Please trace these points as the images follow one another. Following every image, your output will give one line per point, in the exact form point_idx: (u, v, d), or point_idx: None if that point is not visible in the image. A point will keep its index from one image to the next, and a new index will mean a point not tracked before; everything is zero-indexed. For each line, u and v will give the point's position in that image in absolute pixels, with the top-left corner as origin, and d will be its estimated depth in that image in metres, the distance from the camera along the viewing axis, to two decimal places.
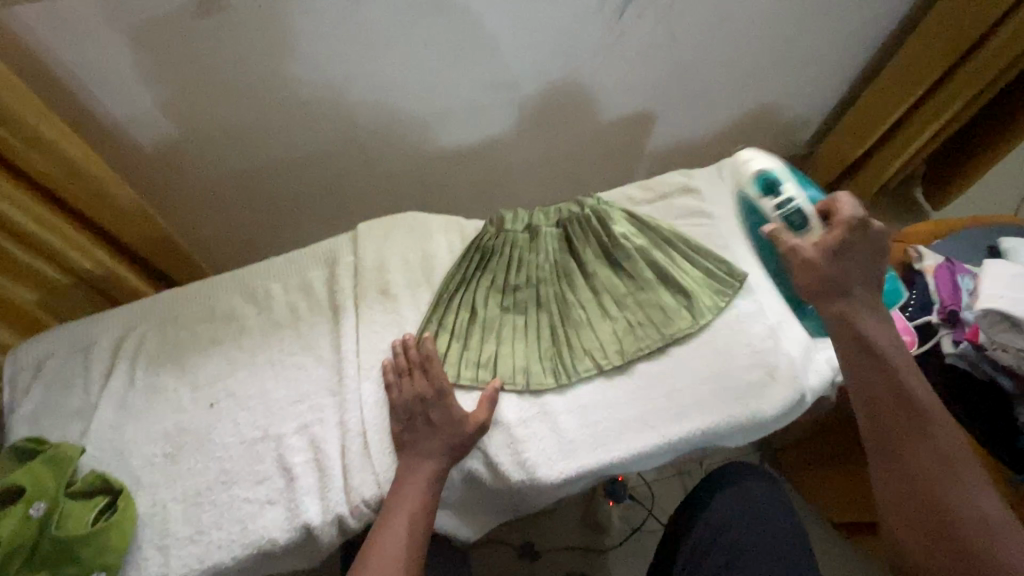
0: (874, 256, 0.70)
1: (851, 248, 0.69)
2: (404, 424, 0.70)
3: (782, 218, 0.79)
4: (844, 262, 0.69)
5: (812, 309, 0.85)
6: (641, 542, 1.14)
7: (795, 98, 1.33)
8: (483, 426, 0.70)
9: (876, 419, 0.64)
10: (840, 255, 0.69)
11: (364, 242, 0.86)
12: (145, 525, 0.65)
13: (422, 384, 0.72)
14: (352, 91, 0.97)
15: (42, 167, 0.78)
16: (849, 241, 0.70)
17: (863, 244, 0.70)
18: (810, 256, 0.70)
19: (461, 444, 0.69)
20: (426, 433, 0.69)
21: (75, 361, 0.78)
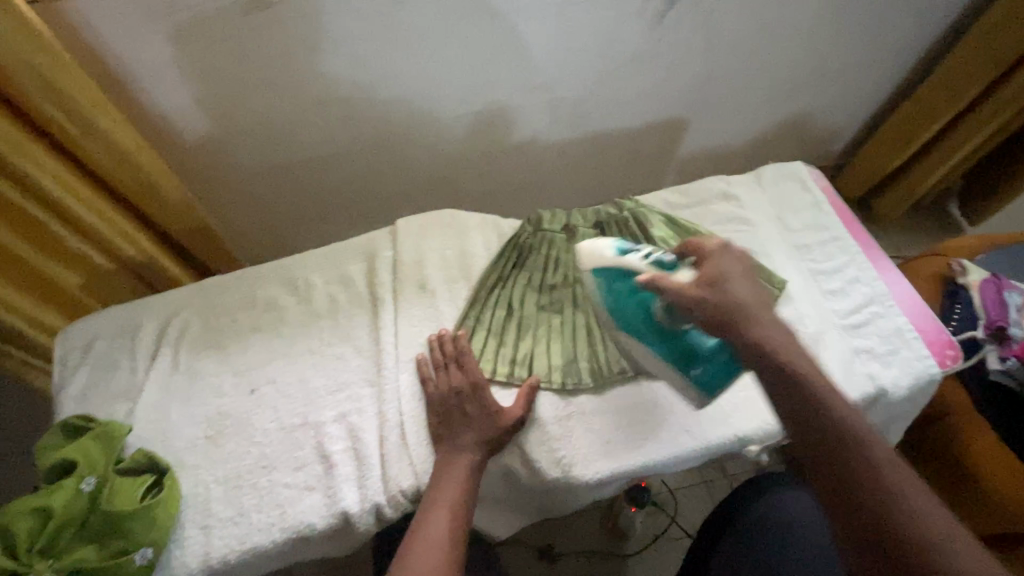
0: (750, 271, 0.64)
1: (723, 272, 0.63)
2: (441, 416, 0.71)
3: (655, 266, 0.68)
4: (727, 288, 0.61)
5: (710, 372, 0.68)
6: (662, 549, 1.13)
7: (831, 108, 1.32)
8: (519, 421, 0.71)
9: (816, 465, 0.50)
10: (718, 282, 0.62)
11: (403, 237, 0.87)
12: (188, 505, 0.67)
13: (458, 377, 0.73)
14: (394, 89, 0.99)
15: (95, 154, 0.78)
16: (721, 265, 0.63)
17: (735, 264, 0.64)
18: (695, 294, 0.61)
19: (498, 437, 0.70)
20: (462, 427, 0.69)
21: (121, 343, 0.80)
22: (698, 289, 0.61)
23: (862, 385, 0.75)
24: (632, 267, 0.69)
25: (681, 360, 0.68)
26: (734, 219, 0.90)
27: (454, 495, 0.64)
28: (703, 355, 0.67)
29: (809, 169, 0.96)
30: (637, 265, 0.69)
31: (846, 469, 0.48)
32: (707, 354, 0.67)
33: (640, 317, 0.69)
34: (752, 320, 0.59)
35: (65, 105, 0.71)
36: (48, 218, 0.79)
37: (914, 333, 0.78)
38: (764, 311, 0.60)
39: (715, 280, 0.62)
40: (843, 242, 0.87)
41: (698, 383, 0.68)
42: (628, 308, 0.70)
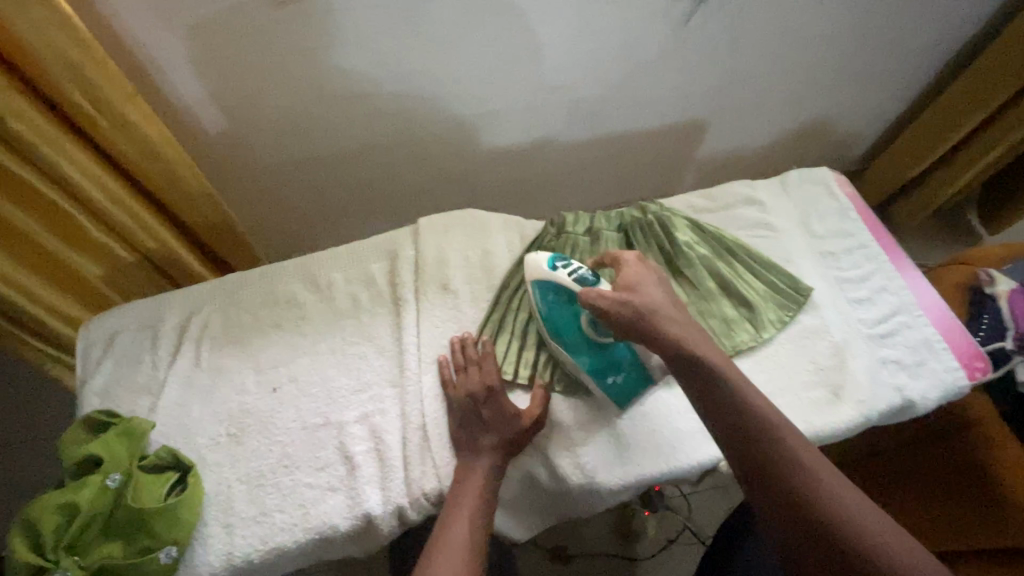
0: (663, 278, 0.69)
1: (638, 278, 0.67)
2: (462, 420, 0.70)
3: (582, 283, 0.70)
4: (643, 291, 0.65)
5: (627, 383, 0.73)
6: (675, 554, 1.12)
7: (852, 114, 1.31)
8: (538, 423, 0.71)
9: (749, 465, 0.54)
10: (635, 287, 0.66)
11: (425, 236, 0.86)
12: (210, 504, 0.67)
13: (475, 381, 0.72)
14: (414, 86, 0.97)
15: (123, 147, 0.78)
16: (638, 273, 0.67)
17: (648, 272, 0.68)
18: (617, 297, 0.64)
19: (516, 440, 0.69)
20: (480, 430, 0.69)
21: (143, 338, 0.80)
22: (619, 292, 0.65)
23: (888, 396, 0.74)
24: (561, 282, 0.72)
25: (599, 370, 0.72)
26: (759, 225, 0.89)
27: (475, 500, 0.63)
28: (622, 365, 0.73)
29: (835, 175, 0.95)
30: (566, 280, 0.71)
31: (774, 467, 0.53)
32: (623, 364, 0.73)
33: (569, 328, 0.73)
34: (664, 318, 0.63)
35: (97, 98, 0.71)
36: (73, 209, 0.79)
37: (942, 343, 0.78)
38: (675, 310, 0.65)
39: (633, 285, 0.66)
40: (869, 250, 0.86)
41: (611, 394, 0.73)
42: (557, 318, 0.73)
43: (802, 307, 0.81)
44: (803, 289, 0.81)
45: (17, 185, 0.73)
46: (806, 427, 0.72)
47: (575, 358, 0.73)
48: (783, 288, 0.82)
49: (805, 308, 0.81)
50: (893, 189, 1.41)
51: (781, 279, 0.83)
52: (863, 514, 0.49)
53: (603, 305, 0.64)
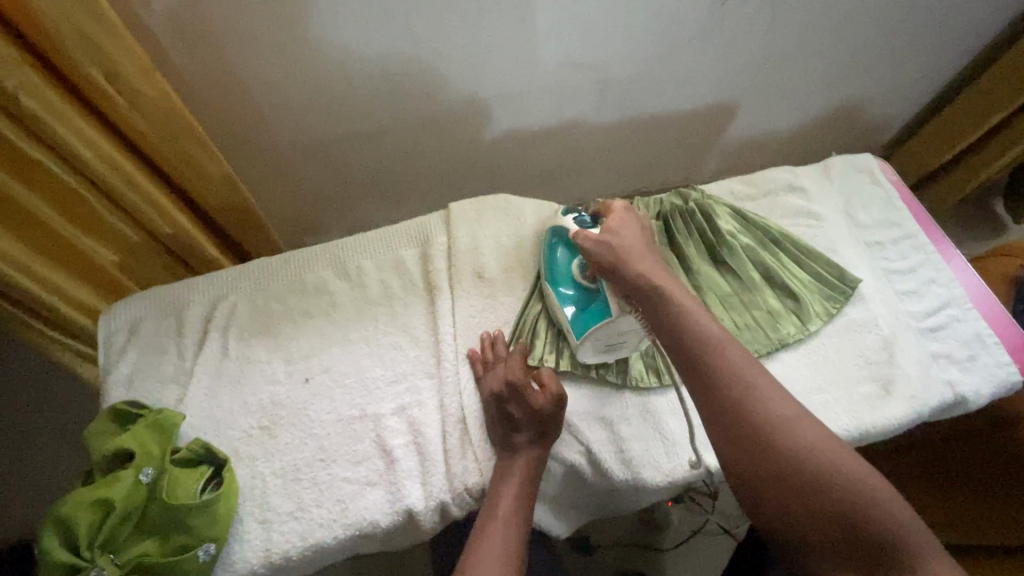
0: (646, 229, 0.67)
1: (622, 225, 0.66)
2: (495, 419, 0.67)
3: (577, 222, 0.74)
4: (622, 236, 0.64)
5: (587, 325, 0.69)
6: (700, 544, 1.12)
7: (885, 99, 1.25)
8: (560, 400, 0.66)
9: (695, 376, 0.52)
10: (616, 231, 0.65)
11: (457, 222, 0.82)
12: (246, 498, 0.64)
13: (498, 379, 0.68)
14: (435, 64, 0.92)
15: (138, 125, 0.73)
16: (621, 219, 0.67)
17: (633, 219, 0.68)
18: (594, 239, 0.64)
19: (545, 431, 0.65)
20: (512, 428, 0.65)
21: (167, 326, 0.77)
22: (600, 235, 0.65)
23: (938, 391, 0.72)
24: (564, 225, 0.75)
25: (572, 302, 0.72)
26: (803, 213, 0.87)
27: (511, 500, 0.60)
28: (593, 308, 0.70)
29: (879, 162, 0.92)
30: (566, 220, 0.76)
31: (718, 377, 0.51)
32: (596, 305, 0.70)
33: (558, 263, 0.75)
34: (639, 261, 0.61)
35: (110, 71, 0.66)
36: (85, 190, 0.74)
37: (993, 337, 0.76)
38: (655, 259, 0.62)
39: (613, 228, 0.65)
40: (916, 240, 0.83)
41: (574, 325, 0.70)
42: (551, 253, 0.76)
43: (849, 299, 0.78)
44: (850, 281, 0.79)
45: (26, 166, 0.68)
46: (856, 423, 0.70)
47: (556, 289, 0.73)
48: (829, 279, 0.79)
49: (851, 300, 0.78)
50: (922, 176, 1.34)
51: (827, 270, 0.80)
52: (848, 468, 0.45)
53: (585, 247, 0.65)
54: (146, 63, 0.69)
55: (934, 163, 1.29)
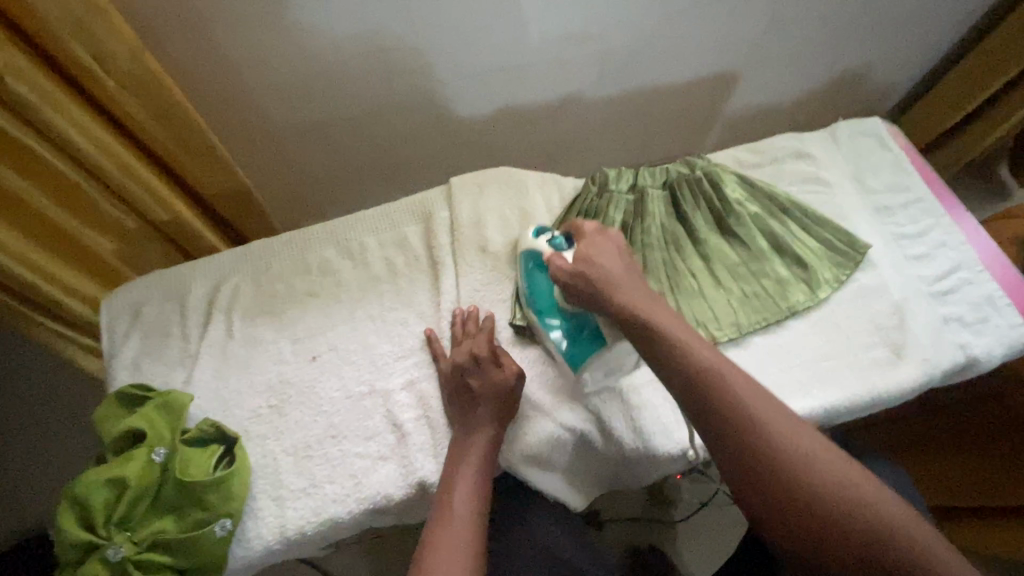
0: (622, 248, 0.65)
1: (596, 251, 0.63)
2: (455, 392, 0.67)
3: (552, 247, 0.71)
4: (598, 263, 0.62)
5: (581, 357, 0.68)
6: (710, 516, 1.12)
7: (890, 64, 1.22)
8: (522, 375, 0.67)
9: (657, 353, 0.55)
10: (591, 259, 0.62)
11: (460, 196, 0.81)
12: (258, 476, 0.64)
13: (463, 352, 0.68)
14: (429, 38, 0.89)
15: (131, 110, 0.72)
16: (593, 245, 0.64)
17: (608, 243, 0.65)
18: (571, 271, 0.62)
19: (507, 401, 0.66)
20: (472, 401, 0.65)
21: (170, 309, 0.76)
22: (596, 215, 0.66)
23: (949, 354, 0.72)
24: (540, 247, 0.72)
25: (561, 334, 0.69)
26: (811, 179, 0.86)
27: (473, 474, 0.60)
28: (583, 336, 0.69)
29: (887, 126, 0.90)
30: (540, 243, 0.72)
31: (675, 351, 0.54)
32: (587, 332, 0.69)
33: (540, 291, 0.71)
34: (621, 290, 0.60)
35: (100, 54, 0.65)
36: (80, 177, 0.74)
37: (1005, 299, 0.75)
38: (636, 282, 0.61)
39: (589, 257, 0.63)
40: (927, 204, 0.82)
41: (568, 359, 0.69)
42: (531, 281, 0.72)
43: (859, 265, 0.77)
44: (859, 246, 0.78)
45: (19, 153, 0.67)
46: (868, 388, 0.70)
47: (542, 322, 0.70)
48: (838, 246, 0.78)
49: (861, 266, 0.78)
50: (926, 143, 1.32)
51: (836, 236, 0.79)
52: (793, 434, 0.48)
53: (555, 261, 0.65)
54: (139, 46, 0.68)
55: (938, 130, 1.26)
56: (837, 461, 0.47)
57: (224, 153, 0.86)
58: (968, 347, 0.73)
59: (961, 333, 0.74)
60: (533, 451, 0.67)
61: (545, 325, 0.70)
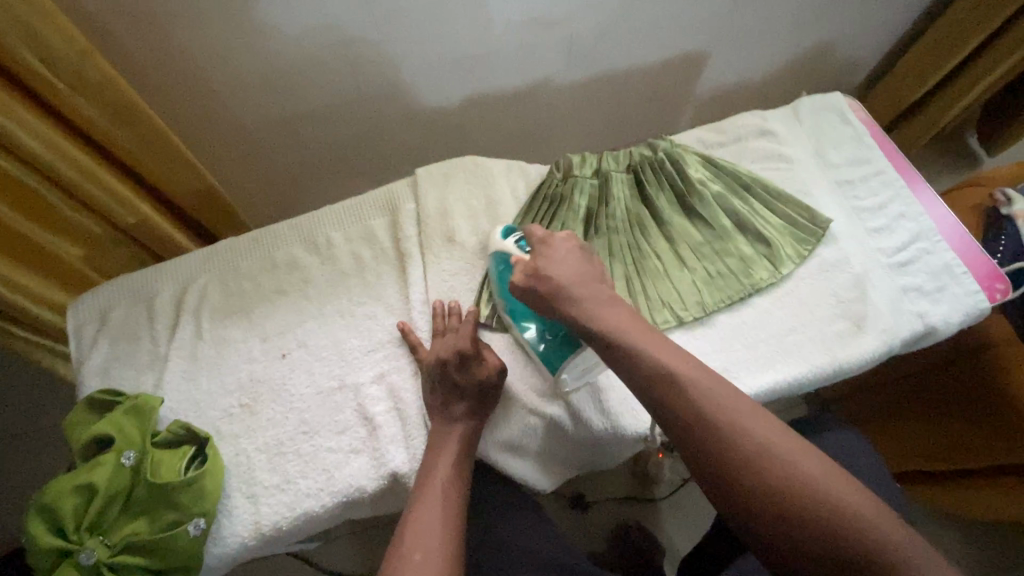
0: (573, 250, 0.65)
1: (545, 262, 0.63)
2: (437, 386, 0.67)
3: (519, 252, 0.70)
4: (548, 275, 0.62)
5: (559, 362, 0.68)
6: (690, 492, 1.15)
7: (858, 37, 1.22)
8: (503, 369, 0.67)
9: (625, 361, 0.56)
10: (541, 273, 0.62)
11: (425, 187, 0.81)
12: (231, 475, 0.65)
13: (446, 348, 0.68)
14: (393, 29, 0.88)
15: (89, 114, 0.71)
16: (542, 255, 0.64)
17: (556, 250, 0.64)
18: (524, 285, 0.63)
19: (489, 394, 0.67)
20: (455, 396, 0.66)
21: (138, 312, 0.76)
22: None
23: (907, 325, 0.73)
24: (508, 251, 0.71)
25: (537, 337, 0.70)
26: (774, 157, 0.86)
27: (446, 474, 0.62)
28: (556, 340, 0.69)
29: (848, 100, 0.91)
30: (509, 245, 0.71)
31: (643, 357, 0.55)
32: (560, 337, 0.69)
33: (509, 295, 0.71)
34: (572, 299, 0.60)
35: (49, 57, 0.64)
36: (38, 183, 0.72)
37: (963, 267, 0.76)
38: (585, 288, 0.61)
39: (539, 270, 0.63)
40: (887, 176, 0.83)
41: (546, 362, 0.69)
42: (502, 283, 0.72)
43: (821, 240, 0.78)
44: (821, 221, 0.79)
45: None
46: (829, 360, 0.71)
47: (517, 325, 0.71)
48: (800, 221, 0.79)
49: (823, 240, 0.79)
50: (894, 116, 1.33)
51: (797, 212, 0.80)
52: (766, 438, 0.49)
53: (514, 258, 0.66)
54: (89, 48, 0.67)
55: (905, 102, 1.27)
56: (740, 401, 0.51)
57: (185, 152, 0.85)
58: (927, 316, 0.74)
59: (920, 304, 0.75)
60: (506, 438, 0.69)
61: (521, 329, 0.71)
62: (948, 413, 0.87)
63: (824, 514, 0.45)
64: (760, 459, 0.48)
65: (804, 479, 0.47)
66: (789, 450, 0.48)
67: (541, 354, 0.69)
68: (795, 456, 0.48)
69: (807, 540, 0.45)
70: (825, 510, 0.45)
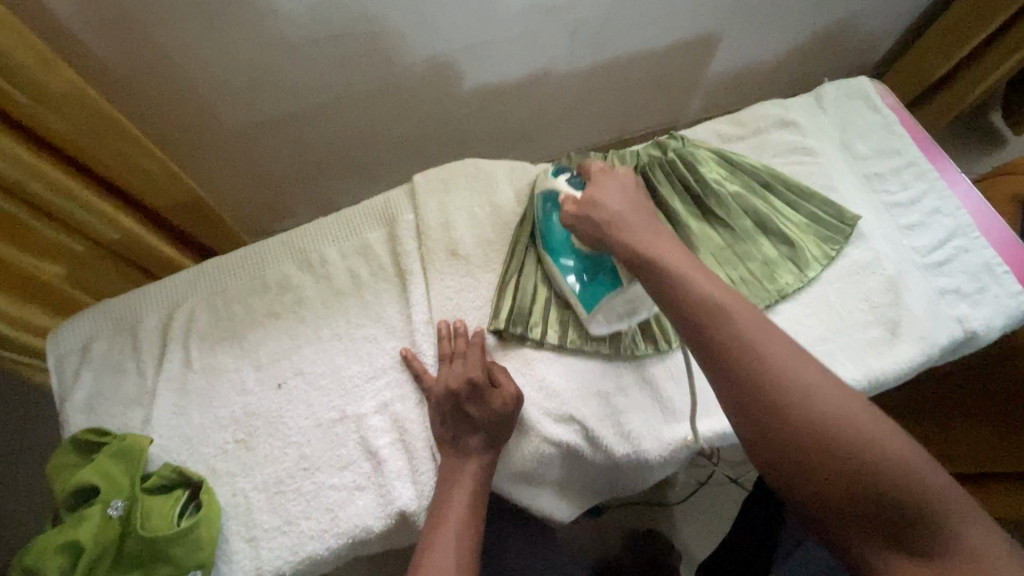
0: (629, 187, 0.63)
1: (601, 193, 0.61)
2: (447, 414, 0.63)
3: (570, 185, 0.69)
4: (603, 205, 0.60)
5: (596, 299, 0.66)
6: (708, 496, 1.10)
7: (878, 12, 1.15)
8: (518, 399, 0.62)
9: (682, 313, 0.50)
10: (595, 201, 0.61)
11: (424, 195, 0.76)
12: (229, 518, 0.61)
13: (456, 375, 0.64)
14: (385, 22, 0.81)
15: (58, 127, 0.64)
16: (599, 186, 0.62)
17: (613, 183, 0.63)
18: (577, 213, 0.61)
19: (502, 425, 0.62)
20: (468, 429, 0.62)
21: (122, 344, 0.71)
22: (583, 209, 0.61)
23: (945, 329, 0.68)
24: (557, 188, 0.70)
25: (575, 276, 0.68)
26: (796, 150, 0.80)
27: (461, 511, 0.57)
28: (596, 276, 0.67)
29: (875, 85, 0.85)
30: (559, 183, 0.70)
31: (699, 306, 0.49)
32: (601, 275, 0.66)
33: (555, 229, 0.70)
34: (623, 228, 0.58)
35: (6, 68, 0.56)
36: (10, 206, 0.66)
37: (1003, 266, 0.71)
38: (643, 219, 0.59)
39: (593, 198, 0.61)
40: (919, 167, 0.78)
41: (582, 298, 0.67)
42: (547, 222, 0.70)
43: (849, 238, 0.73)
44: (848, 219, 0.73)
45: None
46: (864, 372, 0.66)
47: (556, 257, 0.69)
48: (826, 219, 0.74)
49: (851, 238, 0.73)
50: (914, 94, 1.26)
51: (823, 209, 0.75)
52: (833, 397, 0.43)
53: (569, 212, 0.62)
54: (55, 61, 0.60)
55: (926, 79, 1.20)
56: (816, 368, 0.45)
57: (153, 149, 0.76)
58: (967, 320, 0.69)
59: (960, 308, 0.70)
60: (520, 470, 0.64)
61: (562, 267, 0.69)
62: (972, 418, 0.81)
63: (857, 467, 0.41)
64: (791, 393, 0.44)
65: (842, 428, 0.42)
66: (828, 402, 0.43)
67: (579, 291, 0.67)
68: (836, 406, 0.43)
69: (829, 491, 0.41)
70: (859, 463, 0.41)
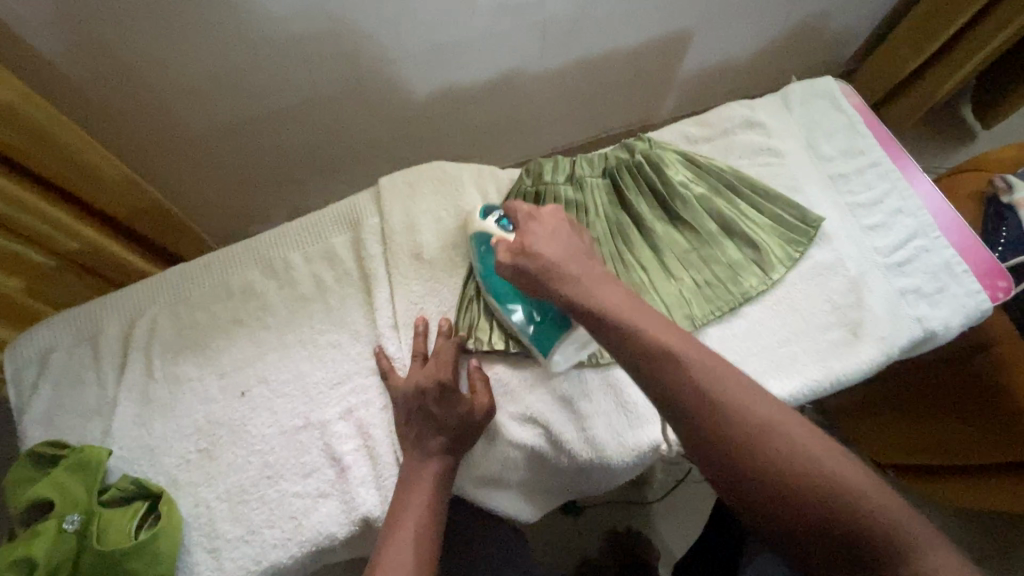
0: (561, 226, 0.60)
1: (532, 240, 0.58)
2: (412, 415, 0.62)
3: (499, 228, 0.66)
4: (537, 251, 0.57)
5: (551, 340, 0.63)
6: (683, 493, 1.11)
7: (849, 10, 1.15)
8: (489, 411, 0.63)
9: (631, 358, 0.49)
10: (528, 250, 0.57)
11: (389, 200, 0.75)
12: (191, 528, 0.61)
13: (427, 376, 0.63)
14: (350, 23, 0.80)
15: (7, 138, 0.62)
16: (530, 233, 0.59)
17: (545, 227, 0.60)
18: (512, 265, 0.57)
19: (467, 432, 0.62)
20: (432, 431, 0.61)
21: (81, 354, 0.70)
22: (515, 257, 0.57)
23: (906, 330, 0.69)
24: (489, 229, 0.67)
25: (524, 321, 0.65)
26: (760, 150, 0.81)
27: (420, 516, 0.56)
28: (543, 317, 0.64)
29: (840, 85, 0.85)
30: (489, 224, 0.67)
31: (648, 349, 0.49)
32: (547, 314, 0.64)
33: (494, 273, 0.67)
34: (564, 278, 0.55)
35: None
36: None
37: (962, 265, 0.72)
38: (579, 264, 0.56)
39: (526, 246, 0.57)
40: (882, 167, 0.78)
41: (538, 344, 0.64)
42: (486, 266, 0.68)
43: (813, 240, 0.73)
44: (812, 220, 0.74)
45: None
46: (825, 372, 0.67)
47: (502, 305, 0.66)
48: (789, 222, 0.74)
49: (815, 240, 0.74)
50: (888, 90, 1.27)
51: (788, 211, 0.75)
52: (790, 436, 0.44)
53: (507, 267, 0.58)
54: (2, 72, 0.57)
55: (898, 76, 1.21)
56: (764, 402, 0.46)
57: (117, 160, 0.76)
58: (928, 323, 0.70)
59: (920, 309, 0.70)
60: (484, 475, 0.64)
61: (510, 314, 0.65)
62: (951, 417, 0.79)
63: (820, 481, 0.42)
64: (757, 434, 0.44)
65: (830, 476, 0.42)
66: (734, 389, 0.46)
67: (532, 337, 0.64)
68: (820, 451, 0.43)
69: (824, 546, 0.42)
70: (859, 512, 0.41)
